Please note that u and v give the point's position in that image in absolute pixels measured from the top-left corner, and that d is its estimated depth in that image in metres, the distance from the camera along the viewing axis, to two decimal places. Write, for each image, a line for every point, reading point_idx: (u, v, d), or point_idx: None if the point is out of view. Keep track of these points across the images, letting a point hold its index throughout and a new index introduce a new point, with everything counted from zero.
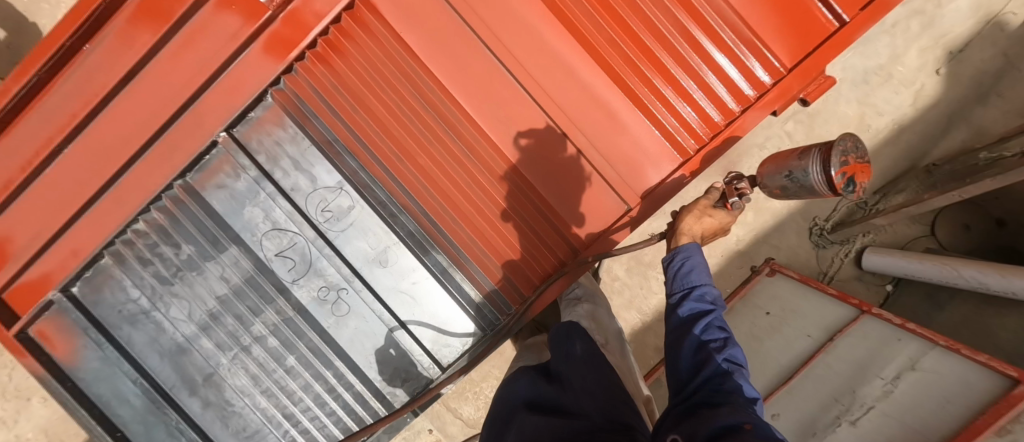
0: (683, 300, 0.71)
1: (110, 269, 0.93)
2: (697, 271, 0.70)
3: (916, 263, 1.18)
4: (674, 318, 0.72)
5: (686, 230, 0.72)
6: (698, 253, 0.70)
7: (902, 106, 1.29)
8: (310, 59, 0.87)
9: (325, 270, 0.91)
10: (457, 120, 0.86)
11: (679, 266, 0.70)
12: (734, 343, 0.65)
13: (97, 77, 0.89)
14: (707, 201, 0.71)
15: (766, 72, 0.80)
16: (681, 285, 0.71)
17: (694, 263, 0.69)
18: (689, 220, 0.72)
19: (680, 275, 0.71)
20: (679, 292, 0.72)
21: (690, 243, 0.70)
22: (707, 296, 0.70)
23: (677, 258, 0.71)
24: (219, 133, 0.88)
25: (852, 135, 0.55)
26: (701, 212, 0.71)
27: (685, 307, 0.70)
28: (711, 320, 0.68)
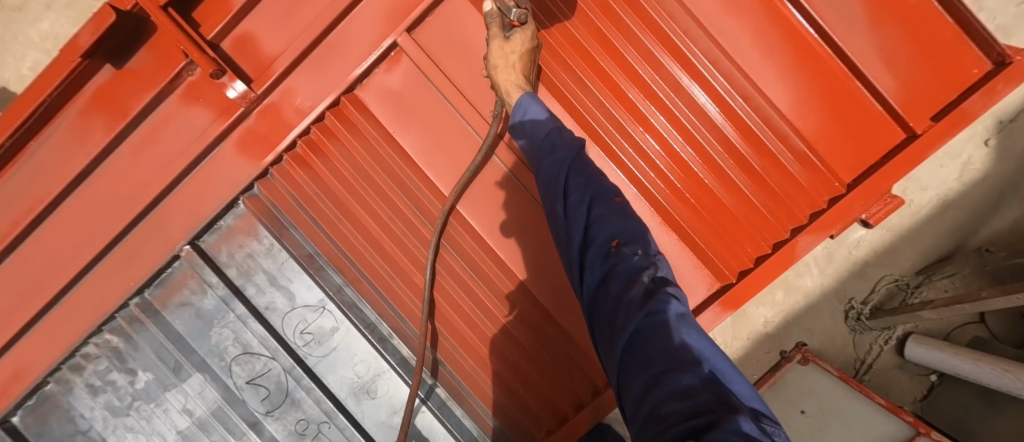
0: (541, 166, 0.61)
1: (56, 397, 0.80)
2: (540, 122, 0.62)
3: (969, 364, 1.04)
4: (541, 185, 0.61)
5: (508, 87, 0.63)
6: (533, 103, 0.62)
7: (947, 180, 1.18)
8: (289, 163, 0.76)
9: (304, 403, 0.78)
10: (460, 233, 0.75)
11: (521, 127, 0.63)
12: (597, 187, 0.57)
13: (43, 179, 0.76)
14: (497, 39, 0.61)
15: (819, 187, 0.70)
16: (535, 144, 0.61)
17: (535, 113, 0.62)
18: (501, 73, 0.63)
19: (528, 136, 0.62)
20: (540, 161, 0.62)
21: (520, 96, 0.62)
22: (560, 147, 0.60)
23: (516, 118, 0.63)
24: (182, 246, 0.76)
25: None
26: (502, 53, 0.61)
27: (546, 169, 0.60)
28: (569, 175, 0.58)
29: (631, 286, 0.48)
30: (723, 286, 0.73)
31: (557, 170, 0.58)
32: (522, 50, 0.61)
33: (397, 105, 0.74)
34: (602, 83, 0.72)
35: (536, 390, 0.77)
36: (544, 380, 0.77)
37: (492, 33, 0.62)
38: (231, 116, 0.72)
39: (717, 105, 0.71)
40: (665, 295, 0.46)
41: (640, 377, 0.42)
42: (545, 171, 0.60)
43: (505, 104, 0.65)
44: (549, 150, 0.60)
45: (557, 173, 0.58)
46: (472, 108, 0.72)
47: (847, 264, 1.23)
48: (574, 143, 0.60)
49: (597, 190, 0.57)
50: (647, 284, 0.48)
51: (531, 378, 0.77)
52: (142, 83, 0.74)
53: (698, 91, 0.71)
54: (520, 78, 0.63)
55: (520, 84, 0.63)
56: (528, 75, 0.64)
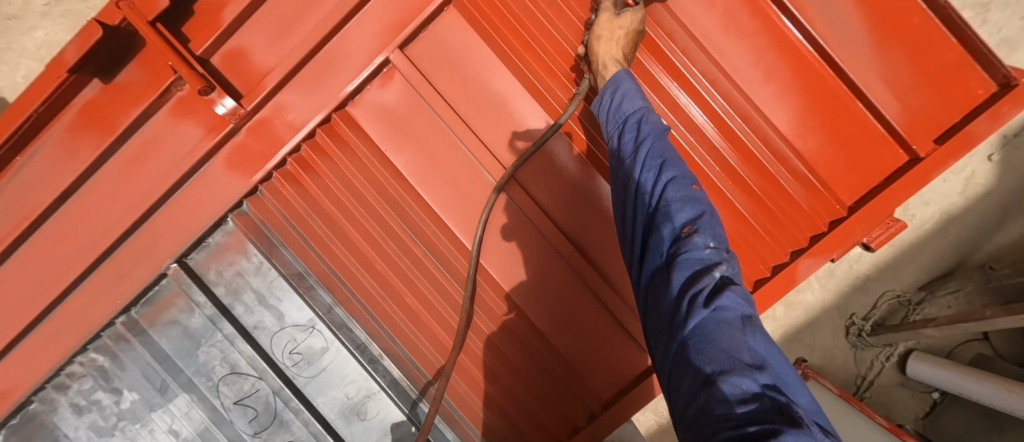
0: (619, 136, 0.58)
1: (40, 417, 0.78)
2: (629, 97, 0.58)
3: (973, 383, 1.01)
4: (614, 161, 0.59)
5: (608, 60, 0.61)
6: (628, 78, 0.59)
7: (950, 195, 1.16)
8: (278, 180, 0.74)
9: (292, 425, 0.76)
10: (453, 254, 0.74)
11: (610, 103, 0.60)
12: (675, 171, 0.51)
13: (30, 195, 0.74)
14: (607, 13, 0.61)
15: (820, 209, 0.69)
16: (618, 120, 0.59)
17: (626, 91, 0.58)
18: (604, 45, 0.61)
19: (611, 109, 0.60)
20: (615, 130, 0.59)
21: (617, 70, 0.60)
22: (643, 122, 0.56)
23: (607, 94, 0.60)
24: (170, 263, 0.74)
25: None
26: (610, 27, 0.61)
27: (623, 146, 0.57)
28: (648, 153, 0.54)
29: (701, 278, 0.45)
30: None
31: (635, 148, 0.55)
32: (631, 27, 0.61)
33: (390, 122, 0.73)
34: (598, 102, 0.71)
35: (529, 413, 0.76)
36: (538, 402, 0.76)
37: (603, 7, 0.63)
38: (222, 131, 0.70)
39: (717, 127, 0.69)
40: (733, 296, 0.43)
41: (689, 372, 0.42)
42: (623, 148, 0.57)
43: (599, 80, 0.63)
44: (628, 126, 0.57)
45: (636, 149, 0.55)
46: (465, 127, 0.71)
47: (848, 279, 1.21)
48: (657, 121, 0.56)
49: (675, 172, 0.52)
50: (716, 280, 0.44)
51: (524, 400, 0.76)
52: (130, 98, 0.73)
53: (697, 110, 0.69)
54: (621, 55, 0.61)
55: (619, 60, 0.62)
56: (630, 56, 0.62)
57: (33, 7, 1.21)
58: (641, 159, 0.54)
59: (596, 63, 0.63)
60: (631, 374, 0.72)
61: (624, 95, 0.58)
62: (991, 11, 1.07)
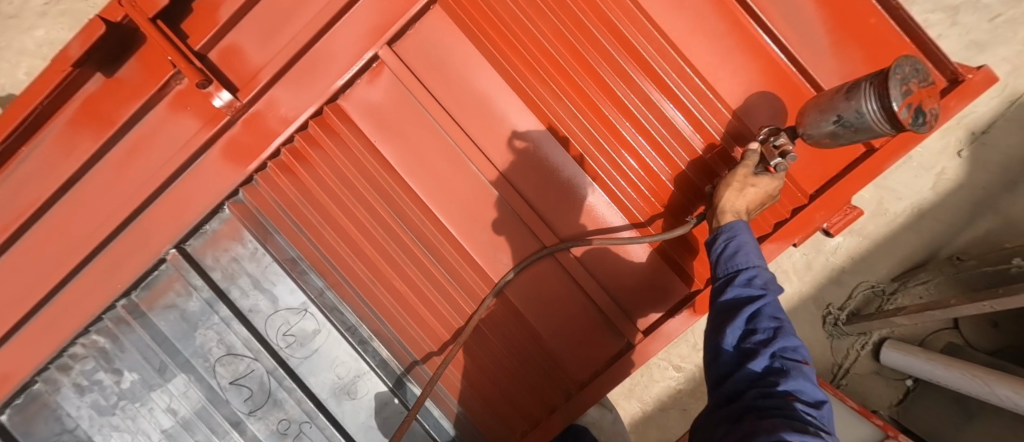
0: (728, 284, 0.62)
1: (44, 397, 0.82)
2: (745, 251, 0.61)
3: (942, 370, 1.07)
4: (716, 302, 0.64)
5: (729, 208, 0.64)
6: (748, 233, 0.62)
7: (923, 190, 1.21)
8: (273, 170, 0.78)
9: (286, 402, 0.81)
10: (440, 242, 0.78)
11: (723, 249, 0.63)
12: (789, 334, 0.58)
13: (32, 184, 0.78)
14: (746, 170, 0.62)
15: (784, 198, 0.73)
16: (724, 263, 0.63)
17: (746, 245, 0.61)
18: (731, 194, 0.64)
19: (724, 258, 0.63)
20: (723, 276, 0.63)
21: (737, 220, 0.62)
22: (757, 281, 0.61)
23: (722, 239, 0.63)
24: (167, 249, 0.78)
25: (907, 59, 0.53)
26: (744, 181, 0.63)
27: (731, 292, 0.62)
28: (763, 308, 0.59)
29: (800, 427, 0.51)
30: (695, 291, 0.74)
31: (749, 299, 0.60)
32: (763, 189, 0.63)
33: (380, 116, 0.77)
34: (575, 95, 0.74)
35: (511, 393, 0.80)
36: (519, 382, 0.80)
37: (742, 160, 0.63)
38: (218, 124, 0.74)
39: (687, 119, 0.72)
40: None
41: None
42: (730, 294, 0.62)
43: (714, 218, 0.66)
44: (737, 271, 0.61)
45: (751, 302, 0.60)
46: (451, 121, 0.75)
47: (825, 270, 1.26)
48: (770, 284, 0.61)
49: (785, 336, 0.59)
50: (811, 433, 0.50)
51: (508, 381, 0.80)
52: (130, 92, 0.77)
53: (667, 104, 0.72)
54: (744, 209, 0.64)
55: (738, 212, 0.64)
56: (750, 211, 0.65)
57: (34, 7, 1.25)
58: (753, 311, 0.59)
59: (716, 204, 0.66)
60: (607, 355, 0.76)
61: (738, 245, 0.61)
62: (959, 14, 1.12)
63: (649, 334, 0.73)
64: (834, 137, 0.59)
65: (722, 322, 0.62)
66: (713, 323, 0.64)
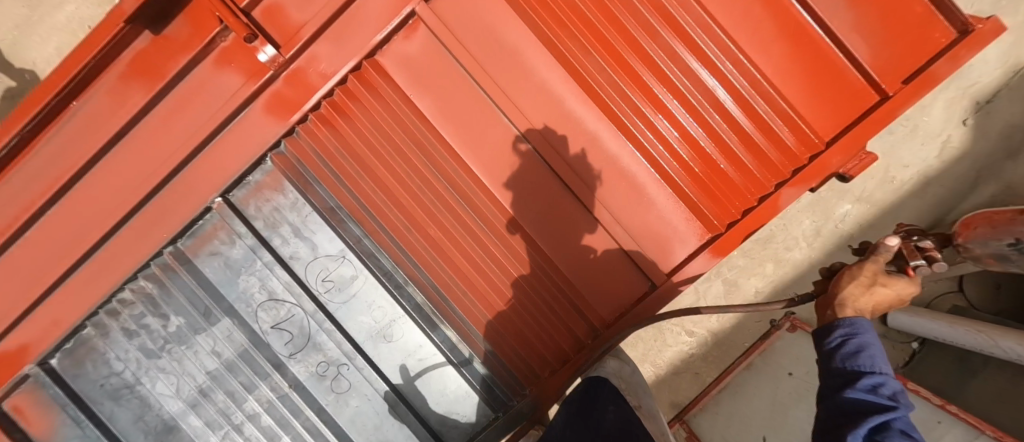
0: (847, 385, 0.59)
1: (92, 341, 0.86)
2: (869, 352, 0.60)
3: (946, 327, 1.12)
4: (835, 400, 0.60)
5: (851, 302, 0.63)
6: (870, 332, 0.61)
7: (928, 158, 1.25)
8: (314, 122, 0.82)
9: (325, 344, 0.85)
10: (472, 190, 0.82)
11: (843, 347, 0.62)
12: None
13: (82, 137, 0.82)
14: (874, 265, 0.63)
15: (801, 146, 0.77)
16: (845, 368, 0.61)
17: (870, 348, 0.60)
18: (856, 286, 0.63)
19: (844, 358, 0.61)
20: (842, 376, 0.61)
21: (860, 318, 0.62)
22: (883, 388, 0.58)
23: (843, 331, 0.62)
24: (214, 198, 0.82)
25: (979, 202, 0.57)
26: (870, 275, 0.63)
27: (852, 395, 0.58)
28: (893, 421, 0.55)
29: None
30: (711, 236, 0.79)
31: (875, 405, 0.56)
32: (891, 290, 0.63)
33: (416, 72, 0.80)
34: (603, 50, 0.77)
35: (541, 334, 0.84)
36: (547, 326, 0.83)
37: (875, 255, 0.64)
38: (260, 79, 0.78)
39: (709, 71, 0.77)
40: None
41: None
42: (851, 396, 0.58)
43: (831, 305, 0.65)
44: (860, 372, 0.59)
45: (878, 409, 0.56)
46: (483, 73, 0.77)
47: (834, 238, 1.30)
48: (899, 398, 0.57)
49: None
50: None
51: (536, 323, 0.83)
52: (177, 48, 0.80)
53: (692, 59, 0.76)
54: (865, 307, 0.63)
55: (856, 309, 0.63)
56: (870, 310, 0.64)
57: None
58: (881, 420, 0.55)
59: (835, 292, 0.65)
60: (632, 296, 0.81)
61: (860, 344, 0.61)
62: None
63: (672, 276, 0.78)
64: None
65: (840, 426, 0.57)
66: (829, 429, 0.59)
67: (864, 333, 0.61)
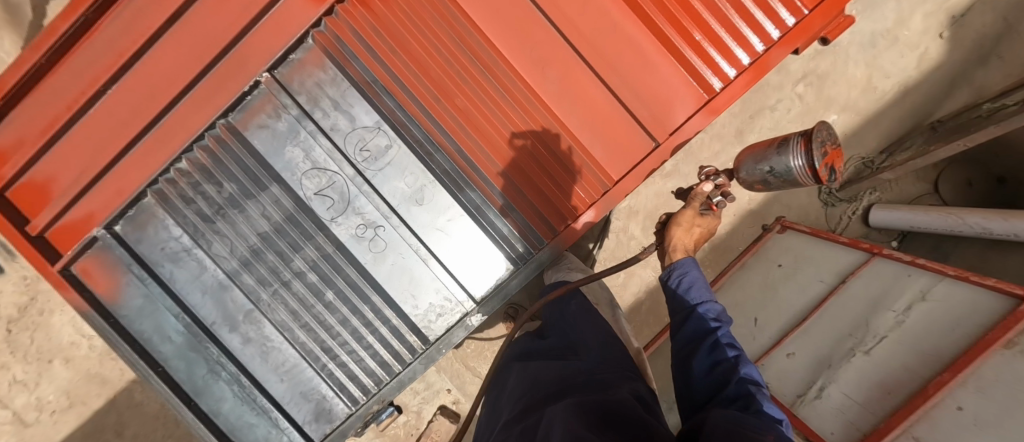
0: (689, 316, 0.80)
1: (153, 209, 0.96)
2: (696, 287, 0.82)
3: (922, 215, 1.23)
4: (682, 333, 0.79)
5: (678, 246, 0.90)
6: (693, 267, 0.86)
7: (907, 69, 1.35)
8: (350, 2, 0.90)
9: (364, 208, 0.95)
10: (494, 62, 0.90)
11: (680, 287, 0.84)
12: (747, 361, 0.70)
13: (143, 17, 0.90)
14: (691, 210, 0.88)
15: (789, 14, 0.85)
16: (683, 306, 0.82)
17: (694, 285, 0.83)
18: (680, 232, 0.89)
19: (683, 295, 0.83)
20: (685, 310, 0.81)
21: (685, 258, 0.86)
22: (710, 313, 0.79)
23: (676, 276, 0.85)
24: (262, 73, 0.92)
25: (824, 124, 0.74)
26: (689, 219, 0.89)
27: (692, 324, 0.79)
28: (719, 337, 0.74)
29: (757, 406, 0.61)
30: (709, 98, 0.89)
31: (704, 328, 0.77)
32: (703, 226, 0.89)
33: None
34: None
35: (558, 193, 0.94)
36: (562, 188, 0.94)
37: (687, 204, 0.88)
38: None
39: None
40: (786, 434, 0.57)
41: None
42: (692, 323, 0.79)
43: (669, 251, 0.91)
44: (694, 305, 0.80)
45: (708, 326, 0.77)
46: None
47: None
48: (720, 315, 0.79)
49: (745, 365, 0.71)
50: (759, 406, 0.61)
51: (554, 185, 0.94)
52: None
53: None
54: (689, 243, 0.91)
55: (685, 247, 0.91)
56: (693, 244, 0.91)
57: None
58: (713, 338, 0.74)
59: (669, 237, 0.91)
60: (639, 156, 0.92)
61: (690, 283, 0.83)
62: None
63: (674, 133, 0.89)
64: (765, 181, 0.83)
65: (688, 352, 0.77)
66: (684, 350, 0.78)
67: (691, 274, 0.83)
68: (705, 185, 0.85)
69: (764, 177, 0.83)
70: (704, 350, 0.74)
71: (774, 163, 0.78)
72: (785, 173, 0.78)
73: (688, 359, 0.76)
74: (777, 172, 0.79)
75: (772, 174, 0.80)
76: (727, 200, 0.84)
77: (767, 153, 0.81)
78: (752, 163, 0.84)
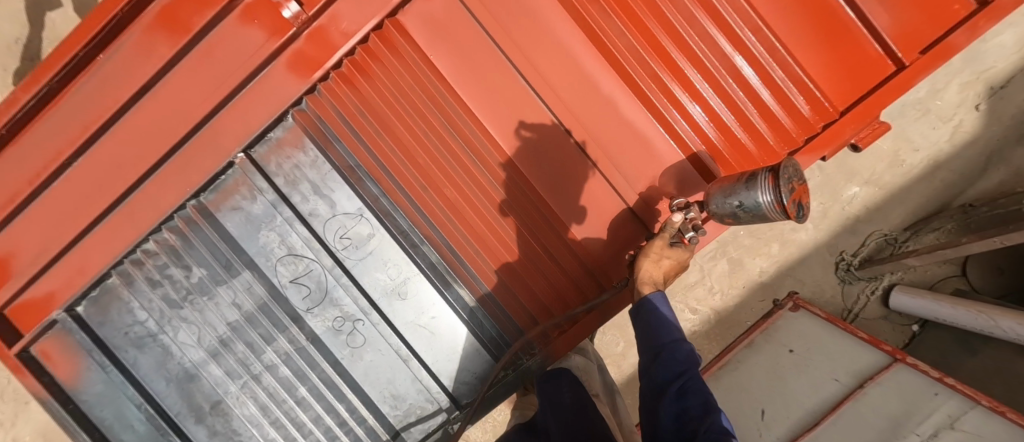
0: (658, 357, 0.72)
1: (117, 290, 0.90)
2: (666, 326, 0.74)
3: (948, 308, 1.15)
4: (652, 374, 0.73)
5: (647, 278, 0.75)
6: (664, 303, 0.74)
7: (939, 141, 1.26)
8: (334, 80, 0.84)
9: (342, 299, 0.88)
10: (488, 150, 0.84)
11: (650, 323, 0.74)
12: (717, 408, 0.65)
13: (112, 89, 0.83)
14: (662, 241, 0.73)
15: (814, 114, 0.77)
16: (653, 345, 0.74)
17: (662, 320, 0.74)
18: (649, 265, 0.74)
19: (653, 331, 0.74)
20: (654, 349, 0.73)
21: (654, 292, 0.73)
22: (680, 354, 0.71)
23: (644, 310, 0.74)
24: (237, 154, 0.85)
25: (793, 161, 0.60)
26: (660, 250, 0.74)
27: (661, 365, 0.72)
28: (688, 381, 0.68)
29: None
30: None
31: (674, 371, 0.70)
32: (675, 257, 0.74)
33: (436, 29, 0.81)
34: (631, 22, 0.77)
35: (550, 294, 0.86)
36: (559, 290, 0.86)
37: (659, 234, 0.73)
38: (285, 35, 0.79)
39: (726, 37, 0.76)
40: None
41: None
42: (659, 365, 0.71)
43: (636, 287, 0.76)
44: (663, 346, 0.72)
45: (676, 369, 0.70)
46: (504, 34, 0.78)
47: (841, 219, 1.31)
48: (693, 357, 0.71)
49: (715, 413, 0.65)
50: None
51: (548, 285, 0.86)
52: (198, 3, 0.79)
53: (707, 21, 0.76)
54: (658, 276, 0.76)
55: (654, 280, 0.76)
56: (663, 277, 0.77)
57: None
58: (680, 382, 0.68)
59: (636, 269, 0.75)
60: None
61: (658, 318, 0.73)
62: None
63: None
64: (733, 217, 0.66)
65: (657, 395, 0.71)
66: (653, 395, 0.71)
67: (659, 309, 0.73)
68: (676, 216, 0.71)
69: (731, 213, 0.66)
70: (669, 396, 0.68)
71: (742, 199, 0.62)
72: (753, 211, 0.62)
73: (657, 403, 0.71)
74: (746, 208, 0.63)
75: (739, 210, 0.63)
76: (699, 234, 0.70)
77: (734, 186, 0.64)
78: (717, 195, 0.67)
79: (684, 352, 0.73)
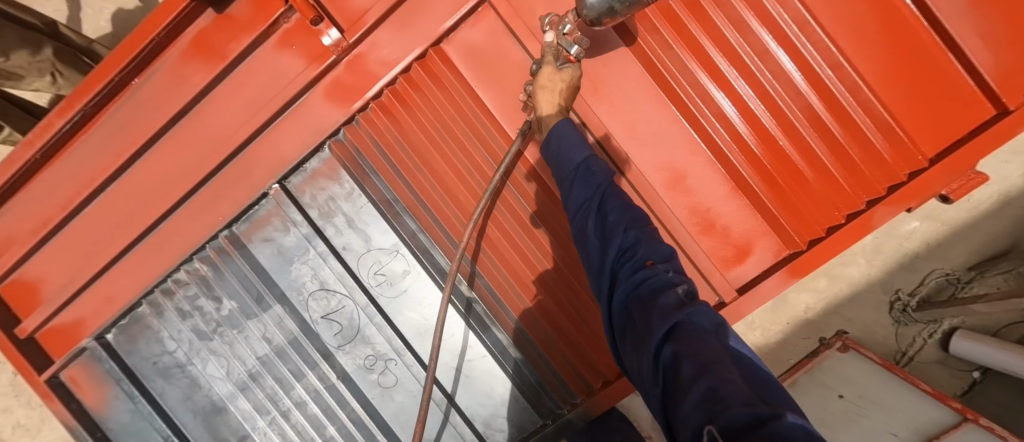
0: (572, 181, 0.61)
1: (146, 319, 0.87)
2: (574, 145, 0.62)
3: (1018, 360, 1.04)
4: (572, 203, 0.61)
5: (547, 108, 0.64)
6: (572, 126, 0.62)
7: (1011, 176, 1.17)
8: (373, 110, 0.81)
9: (374, 338, 0.85)
10: (531, 189, 0.80)
11: (556, 151, 0.63)
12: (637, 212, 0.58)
13: (146, 113, 0.80)
14: (550, 65, 0.63)
15: (898, 158, 0.70)
16: (566, 170, 0.62)
17: (567, 143, 0.61)
18: (546, 95, 0.64)
19: (560, 158, 0.63)
20: (567, 175, 0.62)
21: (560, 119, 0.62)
22: (593, 168, 0.61)
23: (551, 144, 0.63)
24: (271, 185, 0.82)
25: None
26: (550, 78, 0.63)
27: (577, 189, 0.61)
28: (606, 199, 0.59)
29: (670, 291, 0.49)
30: (790, 252, 0.75)
31: (591, 189, 0.60)
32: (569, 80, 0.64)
33: (480, 61, 0.76)
34: (695, 59, 0.73)
35: (592, 342, 0.80)
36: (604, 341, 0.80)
37: (544, 59, 0.63)
38: (324, 62, 0.76)
39: (803, 74, 0.70)
40: (704, 309, 0.48)
41: (696, 420, 0.37)
42: (576, 192, 0.61)
43: (541, 124, 0.65)
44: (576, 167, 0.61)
45: (591, 188, 0.60)
46: None
47: (897, 255, 1.22)
48: (606, 169, 0.61)
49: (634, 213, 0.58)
50: (681, 294, 0.49)
51: (594, 333, 0.81)
52: (238, 29, 0.76)
53: (783, 58, 0.70)
54: (559, 105, 0.64)
55: (558, 109, 0.65)
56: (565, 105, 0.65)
57: None
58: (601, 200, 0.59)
59: (535, 108, 0.65)
60: None
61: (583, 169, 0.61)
62: None
63: (743, 293, 0.75)
64: (609, 14, 0.53)
65: (581, 227, 0.60)
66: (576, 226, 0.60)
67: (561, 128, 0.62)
68: (548, 35, 0.65)
69: (607, 10, 0.52)
70: (595, 230, 0.58)
71: None
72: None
73: (582, 232, 0.60)
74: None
75: (617, 3, 0.51)
76: (585, 46, 0.61)
77: None
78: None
79: (598, 164, 0.62)
